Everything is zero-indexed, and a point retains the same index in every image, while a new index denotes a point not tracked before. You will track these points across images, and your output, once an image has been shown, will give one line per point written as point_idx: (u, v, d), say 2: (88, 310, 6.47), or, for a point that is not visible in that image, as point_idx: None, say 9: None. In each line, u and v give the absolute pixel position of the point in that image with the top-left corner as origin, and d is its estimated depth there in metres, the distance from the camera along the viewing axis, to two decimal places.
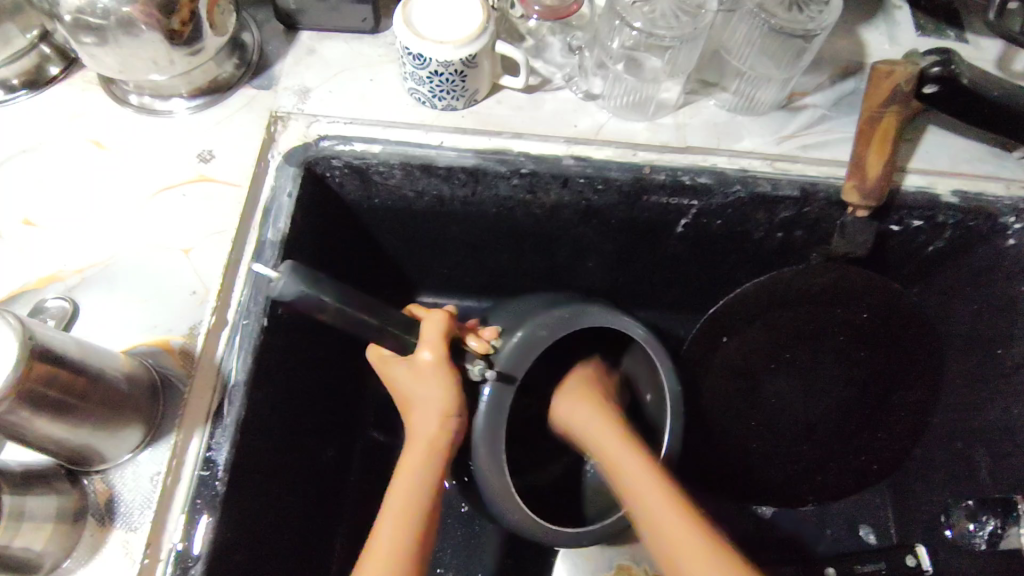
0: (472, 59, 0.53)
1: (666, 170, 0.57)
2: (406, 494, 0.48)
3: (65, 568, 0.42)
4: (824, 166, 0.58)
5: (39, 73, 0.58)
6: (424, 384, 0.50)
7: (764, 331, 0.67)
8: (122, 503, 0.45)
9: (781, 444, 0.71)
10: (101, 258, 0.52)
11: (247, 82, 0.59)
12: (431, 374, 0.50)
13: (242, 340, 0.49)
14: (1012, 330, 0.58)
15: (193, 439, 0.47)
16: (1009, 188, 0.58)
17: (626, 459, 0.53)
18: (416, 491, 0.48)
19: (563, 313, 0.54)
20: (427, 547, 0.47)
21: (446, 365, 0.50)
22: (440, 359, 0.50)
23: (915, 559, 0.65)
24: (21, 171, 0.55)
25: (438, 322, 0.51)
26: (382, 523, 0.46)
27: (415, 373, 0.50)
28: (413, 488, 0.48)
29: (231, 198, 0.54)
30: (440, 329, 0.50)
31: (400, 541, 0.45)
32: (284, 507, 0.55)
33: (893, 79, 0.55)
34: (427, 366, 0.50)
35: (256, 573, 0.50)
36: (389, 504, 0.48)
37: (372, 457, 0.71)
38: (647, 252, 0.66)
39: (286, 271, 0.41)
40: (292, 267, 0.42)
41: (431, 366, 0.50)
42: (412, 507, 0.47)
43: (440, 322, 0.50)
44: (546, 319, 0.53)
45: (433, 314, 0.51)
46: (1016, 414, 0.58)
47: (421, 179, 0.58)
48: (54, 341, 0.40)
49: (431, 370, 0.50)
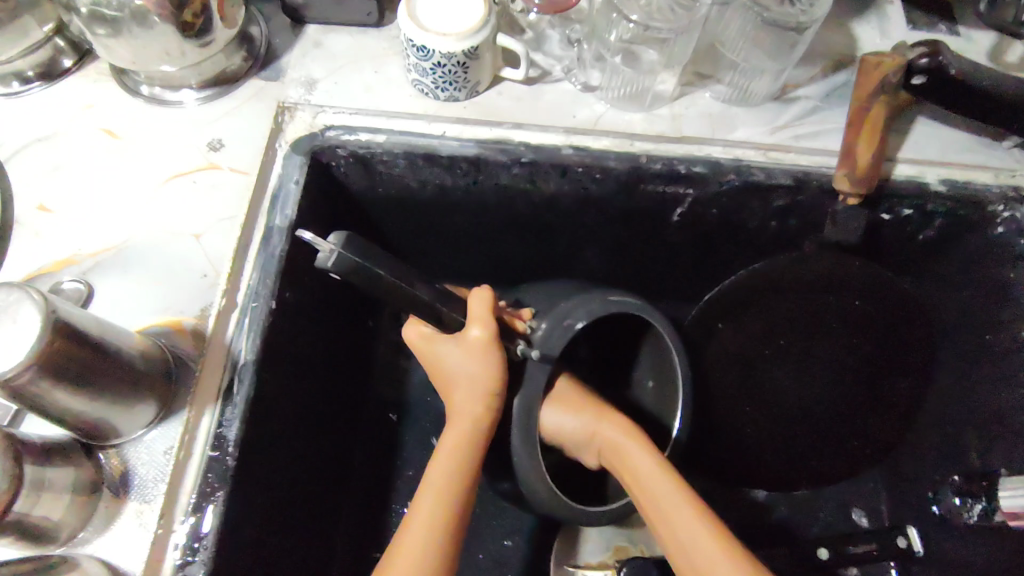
0: (475, 51, 0.54)
1: (663, 159, 0.59)
2: (448, 468, 0.49)
3: (81, 539, 0.44)
4: (816, 155, 0.60)
5: (52, 65, 0.60)
6: (473, 358, 0.51)
7: (758, 317, 0.70)
8: (137, 476, 0.46)
9: (776, 429, 0.73)
10: (114, 243, 0.53)
11: (255, 74, 0.60)
12: (479, 352, 0.50)
13: (251, 322, 0.51)
14: (1000, 315, 0.60)
15: (205, 415, 0.48)
16: (997, 177, 0.60)
17: (647, 470, 0.52)
18: (458, 466, 0.49)
19: (585, 305, 0.55)
20: (464, 520, 0.48)
21: (495, 344, 0.50)
22: (491, 337, 0.50)
23: (906, 540, 0.68)
24: (37, 159, 0.57)
25: (485, 301, 0.51)
26: (422, 497, 0.48)
27: (464, 350, 0.51)
28: (454, 461, 0.49)
29: (240, 186, 0.56)
30: (489, 309, 0.51)
31: (442, 514, 0.47)
32: (291, 486, 0.57)
33: (882, 70, 0.57)
34: (474, 343, 0.50)
35: (265, 547, 0.52)
36: (430, 476, 0.49)
37: (378, 440, 0.74)
38: (644, 240, 0.67)
39: (338, 240, 0.43)
40: (344, 237, 0.43)
41: (480, 344, 0.50)
42: (452, 480, 0.49)
43: (488, 302, 0.51)
44: (568, 310, 0.55)
45: (480, 293, 0.52)
46: (1004, 398, 0.60)
47: (424, 169, 0.60)
48: (74, 317, 0.42)
49: (480, 348, 0.50)
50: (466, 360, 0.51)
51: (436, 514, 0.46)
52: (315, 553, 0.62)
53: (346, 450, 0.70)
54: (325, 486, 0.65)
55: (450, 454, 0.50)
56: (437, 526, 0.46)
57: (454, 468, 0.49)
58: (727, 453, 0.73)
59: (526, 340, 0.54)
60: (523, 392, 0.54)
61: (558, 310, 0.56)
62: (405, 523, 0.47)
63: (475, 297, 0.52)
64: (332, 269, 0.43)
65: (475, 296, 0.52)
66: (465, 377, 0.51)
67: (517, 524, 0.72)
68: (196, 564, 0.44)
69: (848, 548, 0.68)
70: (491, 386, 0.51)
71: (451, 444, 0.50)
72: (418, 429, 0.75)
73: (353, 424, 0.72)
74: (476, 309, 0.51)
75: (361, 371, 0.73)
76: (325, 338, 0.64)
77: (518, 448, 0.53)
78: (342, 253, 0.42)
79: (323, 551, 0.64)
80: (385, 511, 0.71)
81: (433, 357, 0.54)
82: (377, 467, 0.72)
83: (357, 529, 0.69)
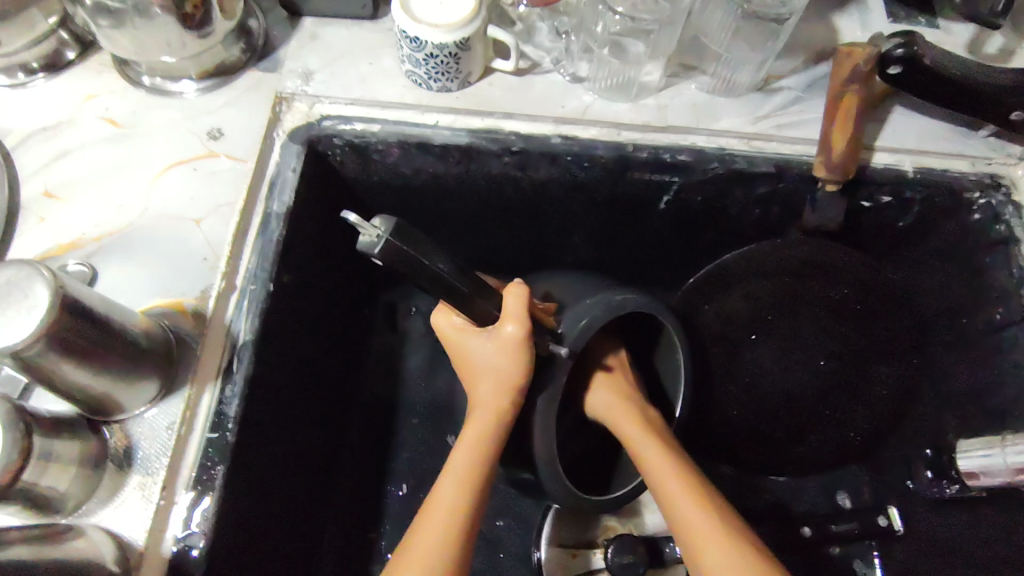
0: (466, 42, 0.56)
1: (649, 148, 0.61)
2: (469, 461, 0.50)
3: (86, 510, 0.46)
4: (798, 144, 0.62)
5: (56, 57, 0.61)
6: (505, 356, 0.50)
7: (742, 298, 0.73)
8: (140, 450, 0.48)
9: (761, 416, 0.74)
10: (117, 228, 0.55)
11: (253, 65, 0.62)
12: (511, 348, 0.50)
13: (249, 303, 0.53)
14: (975, 299, 0.62)
15: (206, 393, 0.50)
16: (974, 165, 0.61)
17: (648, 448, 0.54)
18: (476, 466, 0.50)
19: (608, 301, 0.54)
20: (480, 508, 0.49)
21: (528, 342, 0.50)
22: (525, 335, 0.49)
23: (886, 519, 0.69)
24: (42, 147, 0.59)
25: (521, 297, 0.51)
26: (443, 484, 0.49)
27: (497, 345, 0.50)
28: (472, 452, 0.51)
29: (239, 174, 0.57)
30: (523, 305, 0.50)
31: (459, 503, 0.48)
32: (292, 462, 0.60)
33: (854, 59, 0.59)
34: (509, 339, 0.50)
35: (266, 520, 0.55)
36: (450, 473, 0.50)
37: (374, 422, 0.76)
38: (633, 227, 0.70)
39: (385, 225, 0.43)
40: (391, 223, 0.43)
41: (515, 342, 0.50)
42: (472, 474, 0.50)
43: (523, 298, 0.50)
44: (589, 306, 0.55)
45: (516, 289, 0.51)
46: (980, 378, 0.62)
47: (418, 157, 0.62)
48: (82, 295, 0.43)
49: (514, 344, 0.50)
50: (496, 356, 0.50)
51: (457, 508, 0.48)
52: (310, 529, 0.64)
53: (343, 431, 0.72)
54: (322, 467, 0.67)
55: (473, 447, 0.51)
56: (455, 516, 0.47)
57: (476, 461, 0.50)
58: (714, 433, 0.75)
59: (554, 337, 0.54)
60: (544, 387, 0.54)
61: (579, 307, 0.55)
62: (422, 519, 0.48)
63: (511, 292, 0.51)
64: (376, 253, 0.42)
65: (511, 293, 0.51)
66: (495, 371, 0.51)
67: (510, 504, 0.74)
68: (197, 535, 0.46)
69: (831, 526, 0.70)
70: (516, 384, 0.51)
71: (475, 436, 0.51)
72: (414, 413, 0.77)
73: (348, 408, 0.74)
74: (509, 305, 0.50)
75: (355, 357, 0.75)
76: (322, 321, 0.65)
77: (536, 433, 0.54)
78: (389, 239, 0.42)
79: (319, 530, 0.66)
80: (380, 491, 0.73)
81: (464, 350, 0.54)
82: (373, 448, 0.75)
83: (354, 509, 0.71)
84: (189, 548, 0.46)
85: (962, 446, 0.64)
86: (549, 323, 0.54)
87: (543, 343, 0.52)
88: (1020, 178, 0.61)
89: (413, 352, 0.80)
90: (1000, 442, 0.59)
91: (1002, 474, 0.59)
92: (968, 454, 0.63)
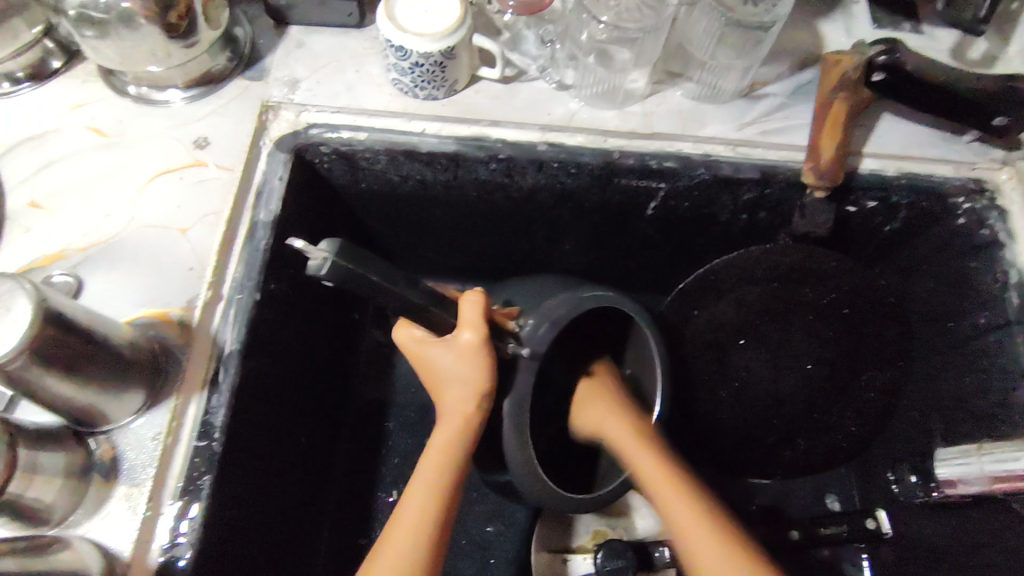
0: (452, 51, 0.56)
1: (635, 154, 0.61)
2: (440, 469, 0.50)
3: (71, 521, 0.46)
4: (783, 150, 0.62)
5: (42, 66, 0.62)
6: (465, 365, 0.50)
7: (732, 306, 0.70)
8: (126, 461, 0.48)
9: (747, 417, 0.74)
10: (101, 237, 0.55)
11: (239, 74, 0.62)
12: (473, 358, 0.50)
13: (236, 313, 0.53)
14: (961, 302, 0.62)
15: (191, 404, 0.50)
16: (958, 170, 0.62)
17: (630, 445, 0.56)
18: (455, 474, 0.50)
19: (569, 300, 0.55)
20: (455, 516, 0.49)
21: (488, 350, 0.50)
22: (484, 342, 0.50)
23: (875, 522, 0.71)
24: (27, 157, 0.59)
25: (477, 305, 0.51)
26: (413, 490, 0.49)
27: (456, 354, 0.50)
28: (442, 462, 0.50)
29: (226, 183, 0.57)
30: (480, 312, 0.50)
31: (432, 508, 0.47)
32: (280, 471, 0.60)
33: (840, 66, 0.59)
34: (467, 348, 0.50)
35: (257, 527, 0.55)
36: (420, 477, 0.49)
37: (364, 428, 0.76)
38: (619, 232, 0.70)
39: (331, 247, 0.43)
40: (337, 245, 0.43)
41: (474, 350, 0.49)
42: (444, 482, 0.49)
43: (479, 305, 0.51)
44: (554, 304, 0.55)
45: (471, 296, 0.51)
46: (964, 381, 0.63)
47: (405, 165, 0.61)
48: (65, 306, 0.43)
49: (473, 353, 0.50)
50: (458, 365, 0.50)
51: (427, 512, 0.47)
52: (297, 539, 0.64)
53: (332, 437, 0.72)
54: (309, 475, 0.67)
55: (439, 455, 0.50)
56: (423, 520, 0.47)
57: (452, 470, 0.50)
58: (700, 435, 0.75)
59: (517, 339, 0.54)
60: (515, 392, 0.53)
61: (546, 306, 0.56)
62: (393, 521, 0.48)
63: (467, 300, 0.51)
64: (324, 276, 0.43)
65: (466, 300, 0.51)
66: (457, 380, 0.51)
67: (498, 510, 0.74)
68: (183, 546, 0.46)
69: (819, 530, 0.72)
70: (483, 391, 0.51)
71: (443, 445, 0.51)
72: (404, 418, 0.77)
73: (338, 416, 0.74)
74: (467, 314, 0.50)
75: (343, 363, 0.75)
76: (309, 328, 0.65)
77: (509, 440, 0.53)
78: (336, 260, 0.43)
79: (308, 539, 0.66)
80: (370, 498, 0.73)
81: (424, 363, 0.53)
82: (365, 455, 0.75)
83: (343, 516, 0.71)
84: (176, 559, 0.46)
85: (942, 455, 0.64)
86: (509, 327, 0.55)
87: (504, 346, 0.53)
88: (1003, 183, 0.61)
89: (403, 358, 0.80)
90: (977, 450, 0.60)
91: (981, 482, 0.59)
92: (948, 462, 0.62)
